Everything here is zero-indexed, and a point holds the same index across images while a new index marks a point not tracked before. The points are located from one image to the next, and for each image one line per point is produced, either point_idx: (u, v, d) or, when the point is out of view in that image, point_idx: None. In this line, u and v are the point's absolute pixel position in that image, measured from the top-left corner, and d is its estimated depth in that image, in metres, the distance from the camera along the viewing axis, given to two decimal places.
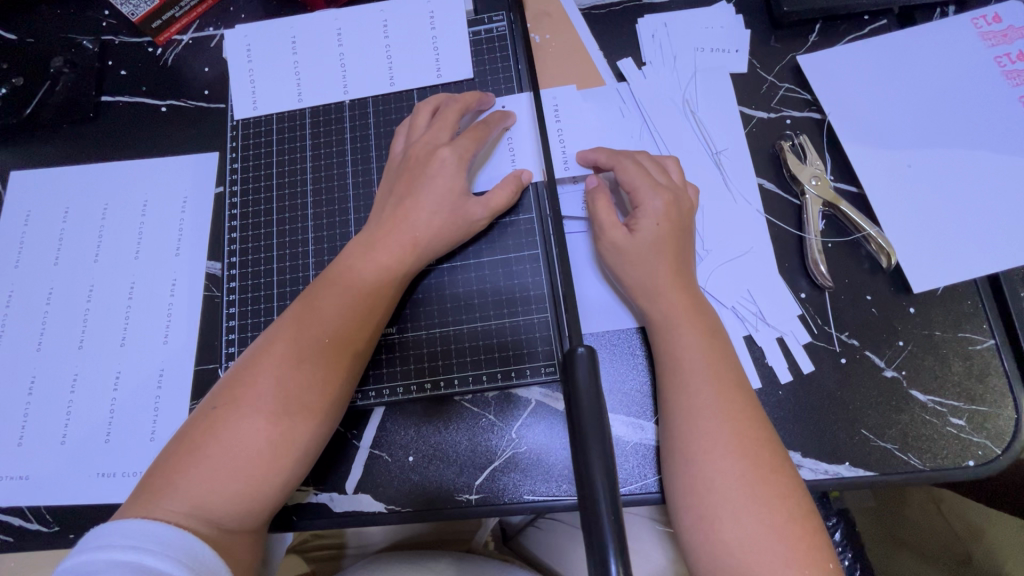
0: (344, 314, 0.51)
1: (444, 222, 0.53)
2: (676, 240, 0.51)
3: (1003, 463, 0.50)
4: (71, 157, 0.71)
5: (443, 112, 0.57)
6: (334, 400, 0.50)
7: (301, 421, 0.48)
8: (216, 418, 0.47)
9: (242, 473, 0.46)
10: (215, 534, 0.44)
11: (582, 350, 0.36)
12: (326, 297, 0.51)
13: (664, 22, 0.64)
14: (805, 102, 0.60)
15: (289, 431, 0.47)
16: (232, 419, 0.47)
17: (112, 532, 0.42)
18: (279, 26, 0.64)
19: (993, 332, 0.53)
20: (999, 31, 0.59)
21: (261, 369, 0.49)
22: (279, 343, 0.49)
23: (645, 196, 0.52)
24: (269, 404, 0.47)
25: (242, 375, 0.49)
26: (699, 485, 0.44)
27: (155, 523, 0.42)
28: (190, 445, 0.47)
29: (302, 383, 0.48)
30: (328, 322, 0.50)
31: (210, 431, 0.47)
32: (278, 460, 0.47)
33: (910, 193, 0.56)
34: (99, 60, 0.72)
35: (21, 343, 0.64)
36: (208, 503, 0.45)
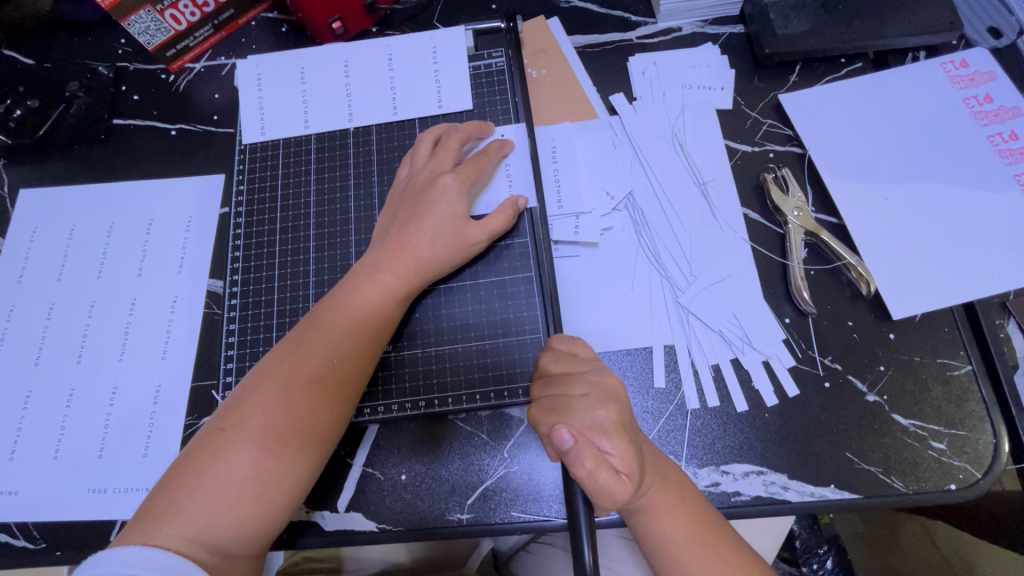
0: (350, 334, 0.52)
1: (445, 246, 0.55)
2: (609, 490, 0.42)
3: (983, 487, 0.51)
4: (80, 177, 0.73)
5: (446, 142, 0.59)
6: (339, 420, 0.51)
7: (308, 441, 0.49)
8: (222, 440, 0.48)
9: (249, 493, 0.47)
10: (216, 561, 0.45)
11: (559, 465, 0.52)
12: (333, 319, 0.53)
13: (654, 61, 0.67)
14: (787, 137, 0.63)
15: (296, 452, 0.49)
16: (238, 442, 0.48)
17: (114, 557, 0.43)
18: (289, 57, 0.67)
19: (969, 358, 0.54)
20: (967, 76, 0.63)
21: (266, 391, 0.50)
22: (285, 367, 0.51)
23: (591, 399, 0.46)
24: (274, 426, 0.48)
25: (246, 396, 0.50)
26: (662, 560, 0.46)
27: (156, 552, 0.43)
28: (196, 466, 0.48)
29: (310, 405, 0.50)
30: (333, 342, 0.52)
31: (216, 453, 0.48)
32: (284, 480, 0.48)
33: (886, 223, 0.59)
34: (113, 85, 0.76)
35: (20, 357, 0.65)
36: (210, 528, 0.46)
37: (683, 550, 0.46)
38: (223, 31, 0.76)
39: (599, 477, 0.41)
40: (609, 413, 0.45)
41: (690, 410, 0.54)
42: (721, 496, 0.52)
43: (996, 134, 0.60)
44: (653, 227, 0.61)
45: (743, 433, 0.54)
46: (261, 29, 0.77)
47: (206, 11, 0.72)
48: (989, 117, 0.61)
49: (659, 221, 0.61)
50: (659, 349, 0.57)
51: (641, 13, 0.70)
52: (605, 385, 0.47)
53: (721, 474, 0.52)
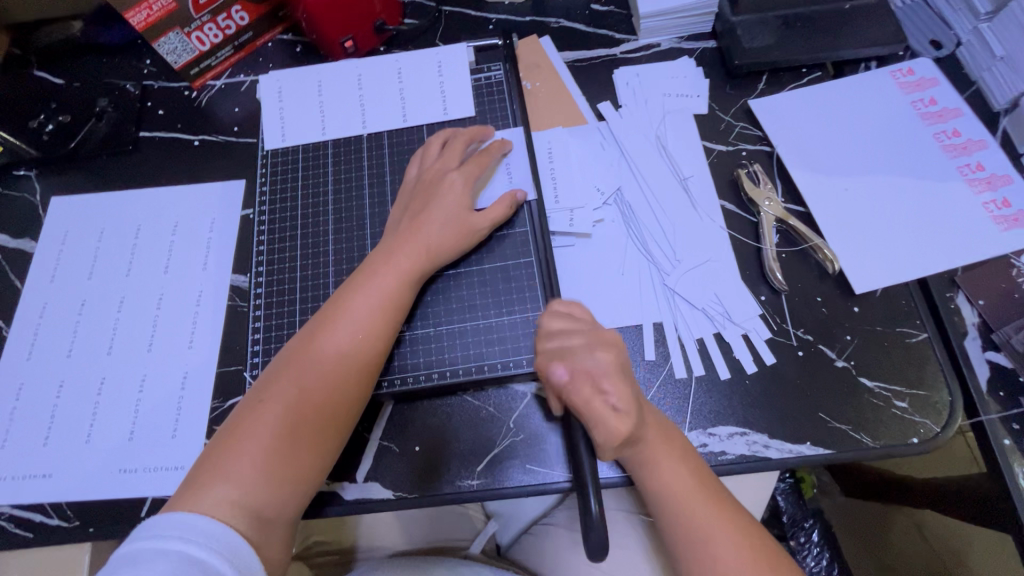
0: (371, 313, 0.57)
1: (453, 233, 0.61)
2: (605, 423, 0.49)
3: (943, 440, 0.56)
4: (109, 184, 0.78)
5: (452, 143, 0.66)
6: (363, 392, 0.56)
7: (335, 412, 0.54)
8: (259, 414, 0.53)
9: (283, 461, 0.52)
10: (255, 526, 0.49)
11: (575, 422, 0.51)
12: (355, 300, 0.58)
13: (636, 73, 0.75)
14: (757, 137, 0.71)
15: (326, 422, 0.54)
16: (273, 413, 0.53)
17: (163, 523, 0.46)
18: (306, 73, 0.74)
19: (925, 327, 0.61)
20: (913, 82, 0.71)
21: (297, 368, 0.55)
22: (312, 345, 0.56)
23: (591, 346, 0.52)
24: (307, 399, 0.54)
25: (279, 374, 0.55)
26: (659, 502, 0.52)
27: (203, 518, 0.47)
28: (234, 438, 0.52)
29: (338, 379, 0.55)
30: (355, 321, 0.57)
31: (252, 426, 0.52)
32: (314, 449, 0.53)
33: (848, 211, 0.65)
34: (139, 101, 0.82)
35: (52, 350, 0.69)
36: (251, 494, 0.50)
37: (685, 491, 0.51)
38: (242, 51, 0.83)
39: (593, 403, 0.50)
40: (608, 356, 0.51)
41: (678, 380, 0.60)
42: (709, 456, 0.57)
43: (940, 132, 0.68)
44: (641, 217, 0.68)
45: (726, 398, 0.59)
46: (277, 49, 0.84)
47: (228, 33, 0.80)
48: (934, 117, 0.69)
49: (645, 212, 0.68)
50: (649, 326, 0.62)
51: (623, 32, 0.78)
52: (604, 337, 0.53)
53: (708, 436, 0.58)
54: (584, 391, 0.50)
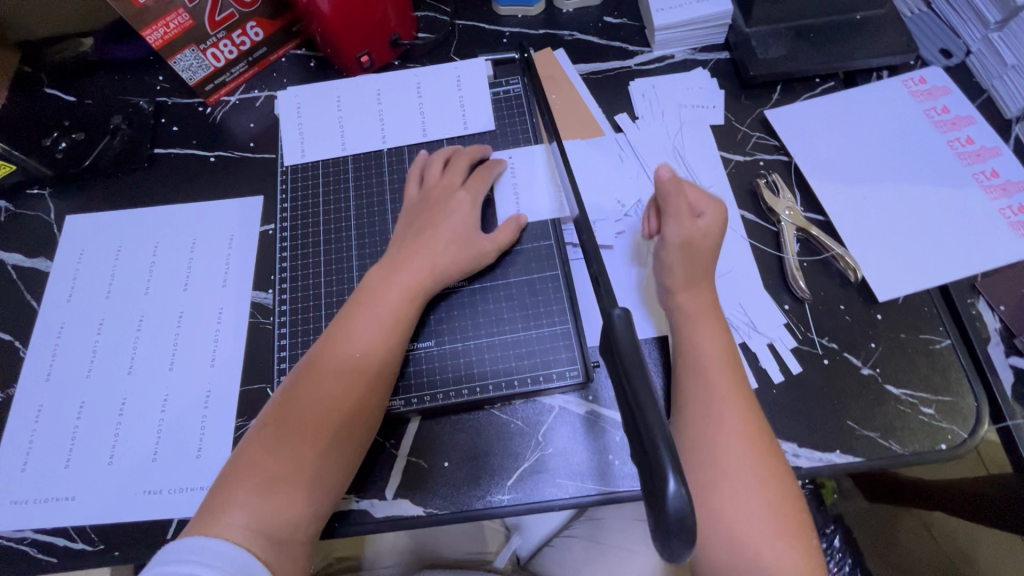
0: (371, 339, 0.58)
1: (456, 252, 0.62)
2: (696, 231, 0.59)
3: (971, 446, 0.57)
4: (124, 201, 0.78)
5: (455, 162, 0.67)
6: (365, 415, 0.57)
7: (339, 435, 0.56)
8: (266, 440, 0.56)
9: (290, 486, 0.54)
10: (270, 548, 0.51)
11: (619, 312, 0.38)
12: (354, 326, 0.59)
13: (653, 85, 0.76)
14: (774, 147, 0.72)
15: (327, 444, 0.55)
16: (278, 440, 0.55)
17: (184, 547, 0.49)
18: (323, 88, 0.74)
19: (948, 333, 0.61)
20: (925, 90, 0.72)
21: (301, 394, 0.57)
22: (315, 371, 0.58)
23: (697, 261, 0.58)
24: (311, 424, 0.55)
25: (287, 398, 0.57)
26: (704, 459, 0.51)
27: (220, 541, 0.50)
28: (246, 463, 0.55)
29: (337, 399, 0.56)
30: (357, 347, 0.58)
31: (261, 452, 0.55)
32: (320, 472, 0.55)
33: (867, 219, 0.66)
34: (153, 118, 0.82)
35: (72, 370, 0.68)
36: (262, 517, 0.52)
37: (725, 464, 0.50)
38: (257, 66, 0.83)
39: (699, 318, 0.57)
40: (711, 208, 0.59)
41: None
42: None
43: (954, 140, 0.69)
44: None
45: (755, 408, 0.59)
46: (291, 64, 0.84)
47: (243, 49, 0.80)
48: (948, 125, 0.70)
49: None
50: None
51: (638, 44, 0.78)
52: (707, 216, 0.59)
53: None
54: (679, 210, 0.59)
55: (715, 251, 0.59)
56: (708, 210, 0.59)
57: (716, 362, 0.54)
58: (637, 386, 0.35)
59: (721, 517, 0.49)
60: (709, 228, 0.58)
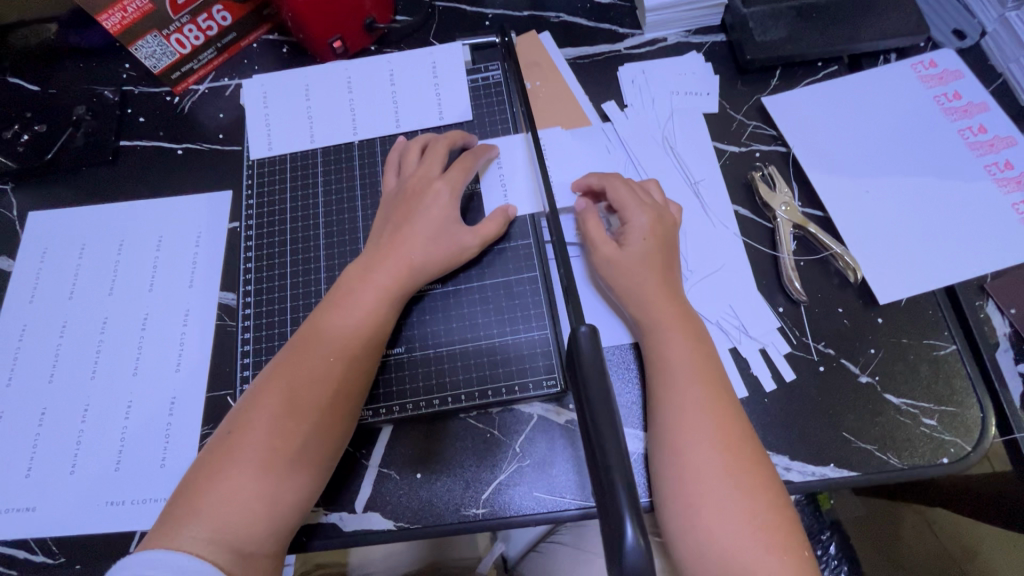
0: (349, 337, 0.55)
1: (438, 248, 0.58)
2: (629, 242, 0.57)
3: (975, 460, 0.53)
4: (88, 197, 0.75)
5: (434, 148, 0.62)
6: (341, 417, 0.54)
7: (314, 440, 0.52)
8: (232, 445, 0.51)
9: (259, 495, 0.49)
10: (236, 562, 0.47)
11: (584, 331, 0.37)
12: (330, 322, 0.55)
13: (642, 70, 0.71)
14: (771, 137, 0.67)
15: (301, 450, 0.51)
16: (245, 444, 0.50)
17: (142, 562, 0.45)
18: (292, 76, 0.70)
19: (954, 338, 0.57)
20: (936, 75, 0.67)
21: (271, 395, 0.53)
22: (287, 370, 0.53)
23: (640, 267, 0.56)
24: (279, 429, 0.51)
25: (253, 402, 0.53)
26: (682, 470, 0.48)
27: (179, 555, 0.46)
28: (210, 470, 0.50)
29: (308, 402, 0.52)
30: (333, 345, 0.54)
31: (227, 458, 0.50)
32: (292, 479, 0.51)
33: (869, 215, 0.62)
34: (118, 108, 0.78)
35: (34, 375, 0.66)
36: (227, 528, 0.48)
37: (709, 477, 0.47)
38: (226, 53, 0.78)
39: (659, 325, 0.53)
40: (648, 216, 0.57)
41: None
42: None
43: (966, 129, 0.64)
44: None
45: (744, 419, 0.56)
46: (262, 50, 0.80)
47: (210, 34, 0.75)
48: (959, 113, 0.65)
49: None
50: None
51: (628, 26, 0.73)
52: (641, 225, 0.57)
53: None
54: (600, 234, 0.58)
55: (678, 239, 0.60)
56: (635, 219, 0.57)
57: (688, 366, 0.51)
58: (598, 414, 0.34)
59: (709, 533, 0.45)
60: (636, 240, 0.56)
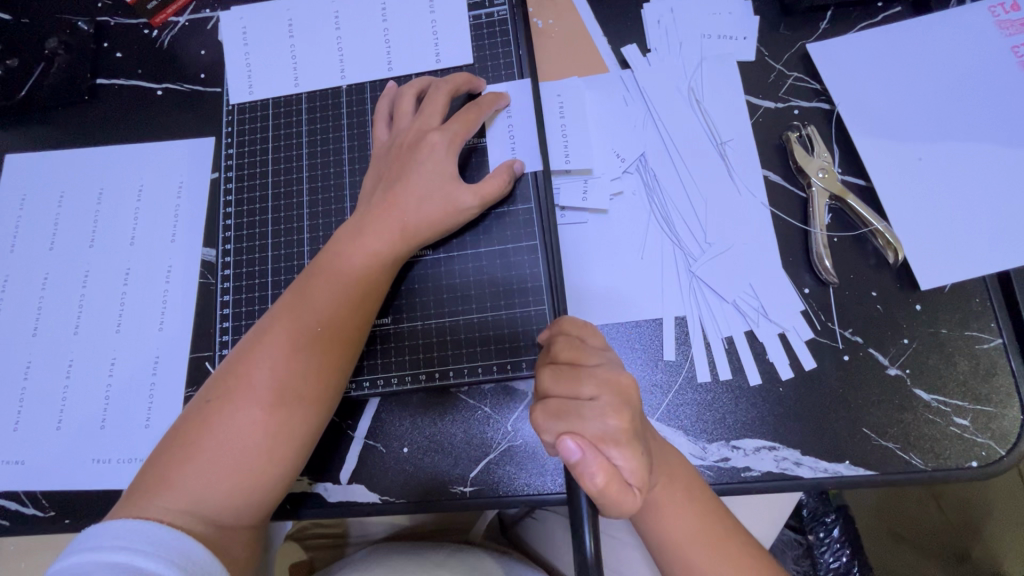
0: (336, 303, 0.51)
1: (433, 210, 0.53)
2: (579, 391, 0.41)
3: (1007, 465, 0.49)
4: (66, 140, 0.70)
5: (433, 94, 0.56)
6: (329, 391, 0.50)
7: (298, 412, 0.49)
8: (211, 413, 0.48)
9: (239, 467, 0.47)
10: (212, 532, 0.45)
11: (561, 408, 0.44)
12: (317, 288, 0.51)
13: (670, 8, 0.62)
14: (814, 91, 0.58)
15: (284, 421, 0.48)
16: (224, 414, 0.47)
17: (106, 530, 0.42)
18: (276, 10, 0.63)
19: (1001, 331, 0.51)
20: (1018, 20, 0.57)
21: (254, 362, 0.49)
22: (271, 337, 0.50)
23: (603, 405, 0.40)
24: (261, 401, 0.48)
25: (235, 368, 0.49)
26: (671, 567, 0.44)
27: (147, 524, 0.43)
28: (186, 440, 0.47)
29: (293, 376, 0.49)
30: (320, 312, 0.50)
31: (204, 428, 0.47)
32: (274, 451, 0.48)
33: (918, 186, 0.54)
34: (93, 42, 0.71)
35: (18, 327, 0.64)
36: (203, 498, 0.45)
37: (694, 547, 0.43)
38: None
39: (611, 492, 0.38)
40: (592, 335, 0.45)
41: (700, 383, 0.52)
42: (731, 472, 0.50)
43: None
44: (666, 190, 0.57)
45: (757, 408, 0.51)
46: None
47: None
48: None
49: (673, 186, 0.57)
50: (670, 321, 0.54)
51: None
52: (618, 383, 0.42)
53: (731, 449, 0.51)
54: (565, 374, 0.42)
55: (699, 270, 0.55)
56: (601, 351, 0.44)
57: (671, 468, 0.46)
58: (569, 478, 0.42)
59: None
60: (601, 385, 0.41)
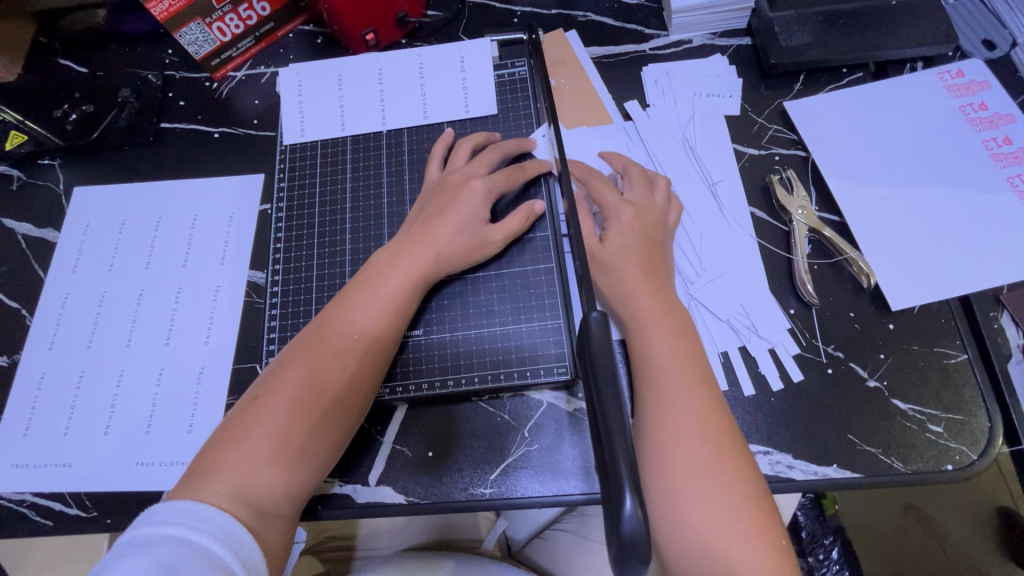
0: (374, 314, 0.57)
1: (464, 244, 0.60)
2: None
3: (979, 468, 0.54)
4: (129, 176, 0.78)
5: (485, 152, 0.65)
6: (364, 393, 0.56)
7: (334, 407, 0.54)
8: (258, 406, 0.53)
9: (280, 456, 0.51)
10: (254, 517, 0.49)
11: (595, 316, 0.35)
12: (358, 300, 0.57)
13: (666, 71, 0.72)
14: (791, 141, 0.68)
15: (321, 415, 0.53)
16: (271, 407, 0.52)
17: (166, 510, 0.46)
18: (327, 66, 0.73)
19: (965, 347, 0.58)
20: (963, 85, 0.67)
21: (299, 362, 0.54)
22: (316, 341, 0.55)
23: None
24: (302, 394, 0.53)
25: (281, 368, 0.55)
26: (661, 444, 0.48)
27: (202, 506, 0.47)
28: (235, 431, 0.52)
29: (317, 396, 0.53)
30: (359, 320, 0.57)
31: (252, 420, 0.52)
32: (312, 442, 0.53)
33: (887, 221, 0.62)
34: (160, 92, 0.81)
35: (75, 341, 0.70)
36: (247, 487, 0.49)
37: (692, 428, 0.48)
38: (264, 42, 0.82)
39: None
40: None
41: None
42: None
43: (990, 139, 0.64)
44: None
45: (751, 415, 0.57)
46: (298, 40, 0.83)
47: (250, 23, 0.78)
48: (984, 123, 0.65)
49: None
50: None
51: (654, 27, 0.75)
52: None
53: None
54: None
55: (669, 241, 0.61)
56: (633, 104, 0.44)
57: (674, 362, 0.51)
58: (603, 381, 0.32)
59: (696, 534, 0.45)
60: None
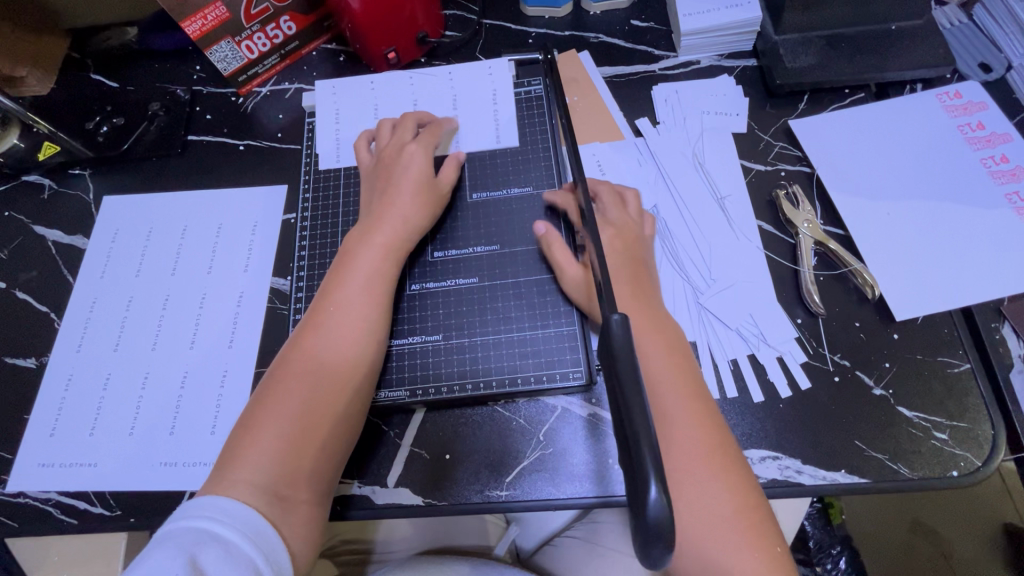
0: (360, 290, 0.59)
1: (424, 198, 0.65)
2: None
3: (983, 474, 0.55)
4: (156, 186, 0.81)
5: (403, 124, 0.70)
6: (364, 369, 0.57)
7: (339, 387, 0.55)
8: (267, 400, 0.54)
9: (295, 443, 0.52)
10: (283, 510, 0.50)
11: (617, 318, 0.37)
12: (345, 284, 0.59)
13: (676, 90, 0.75)
14: (797, 158, 0.70)
15: (328, 398, 0.54)
16: (280, 398, 0.53)
17: (196, 505, 0.47)
18: (353, 86, 0.77)
19: (967, 357, 0.59)
20: (960, 105, 0.70)
21: (298, 352, 0.56)
22: (311, 328, 0.57)
23: None
24: (306, 378, 0.54)
25: (285, 360, 0.56)
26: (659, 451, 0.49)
27: (229, 501, 0.48)
28: (251, 428, 0.52)
29: (319, 380, 0.54)
30: (348, 299, 0.58)
31: (263, 413, 0.53)
32: (323, 425, 0.53)
33: (890, 235, 0.65)
34: (188, 106, 0.85)
35: (102, 343, 0.72)
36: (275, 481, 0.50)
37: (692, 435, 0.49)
38: (288, 59, 0.85)
39: None
40: None
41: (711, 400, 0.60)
42: None
43: (988, 158, 0.67)
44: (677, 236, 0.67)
45: (760, 421, 0.59)
46: (321, 57, 0.86)
47: (276, 41, 0.82)
48: (982, 142, 0.68)
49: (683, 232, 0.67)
50: None
51: (663, 48, 0.78)
52: None
53: None
54: None
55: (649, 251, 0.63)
56: None
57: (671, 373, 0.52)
58: (628, 384, 0.34)
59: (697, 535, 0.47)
60: None
